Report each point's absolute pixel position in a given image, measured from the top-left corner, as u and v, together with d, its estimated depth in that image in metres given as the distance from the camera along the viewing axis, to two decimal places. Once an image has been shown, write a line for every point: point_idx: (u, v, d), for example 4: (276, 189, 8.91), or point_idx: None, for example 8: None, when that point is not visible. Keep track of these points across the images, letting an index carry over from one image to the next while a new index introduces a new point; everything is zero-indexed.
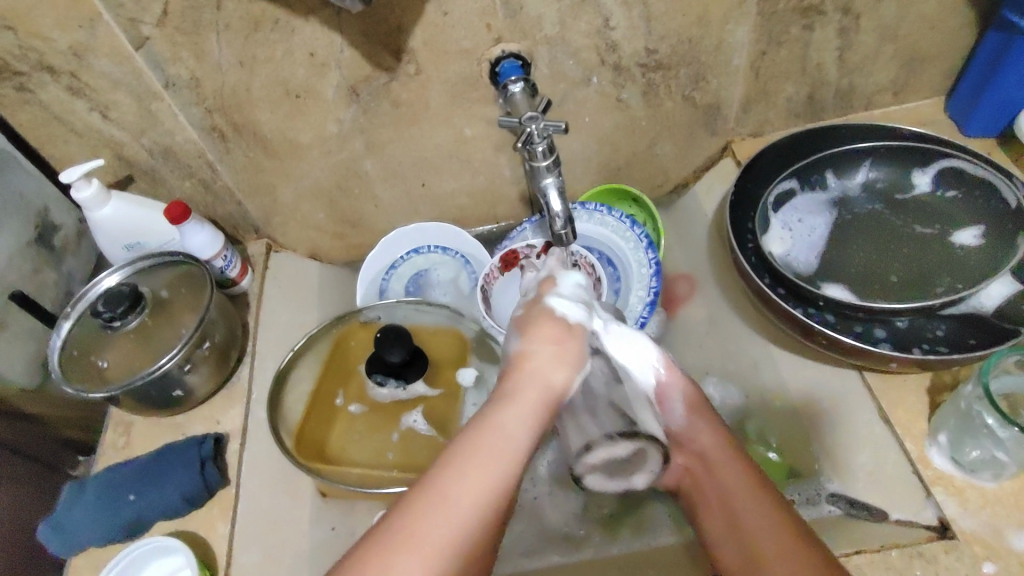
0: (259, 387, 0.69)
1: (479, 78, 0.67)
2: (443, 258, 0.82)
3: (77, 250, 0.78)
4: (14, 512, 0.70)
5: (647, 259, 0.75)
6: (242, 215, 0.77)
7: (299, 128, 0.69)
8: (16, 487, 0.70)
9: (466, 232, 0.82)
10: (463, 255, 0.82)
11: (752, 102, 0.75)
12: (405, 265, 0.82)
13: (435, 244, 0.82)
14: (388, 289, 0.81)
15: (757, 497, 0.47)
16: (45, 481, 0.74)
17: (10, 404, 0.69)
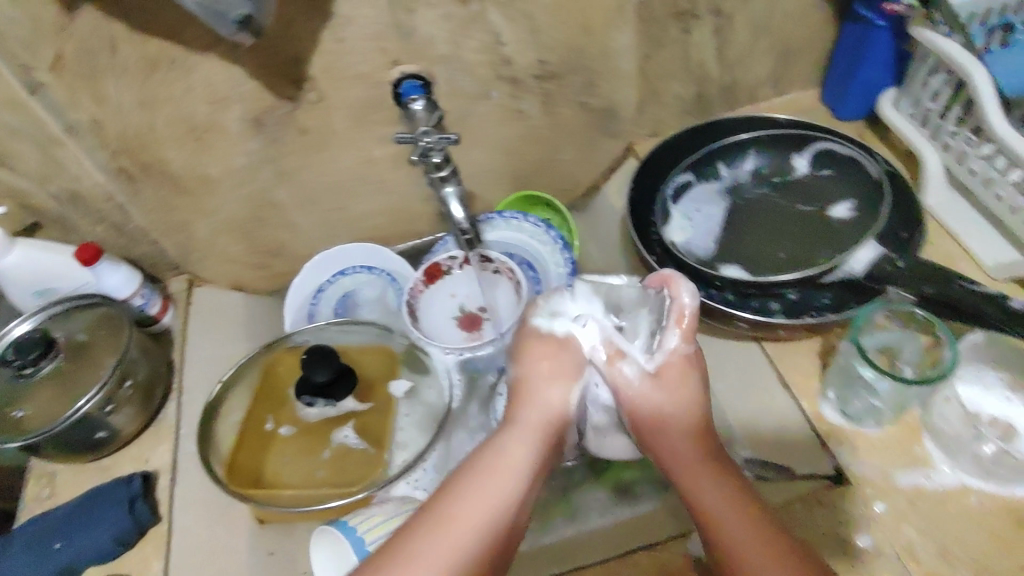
0: (188, 422, 0.69)
1: (381, 100, 0.70)
2: (369, 277, 0.84)
3: None
4: None
5: (563, 259, 0.79)
6: (160, 253, 0.77)
7: (208, 162, 0.70)
8: None
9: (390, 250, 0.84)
10: (389, 272, 0.84)
11: (644, 104, 0.80)
12: (333, 287, 0.83)
13: (359, 264, 0.84)
14: (318, 312, 0.83)
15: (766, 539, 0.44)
16: None
17: None
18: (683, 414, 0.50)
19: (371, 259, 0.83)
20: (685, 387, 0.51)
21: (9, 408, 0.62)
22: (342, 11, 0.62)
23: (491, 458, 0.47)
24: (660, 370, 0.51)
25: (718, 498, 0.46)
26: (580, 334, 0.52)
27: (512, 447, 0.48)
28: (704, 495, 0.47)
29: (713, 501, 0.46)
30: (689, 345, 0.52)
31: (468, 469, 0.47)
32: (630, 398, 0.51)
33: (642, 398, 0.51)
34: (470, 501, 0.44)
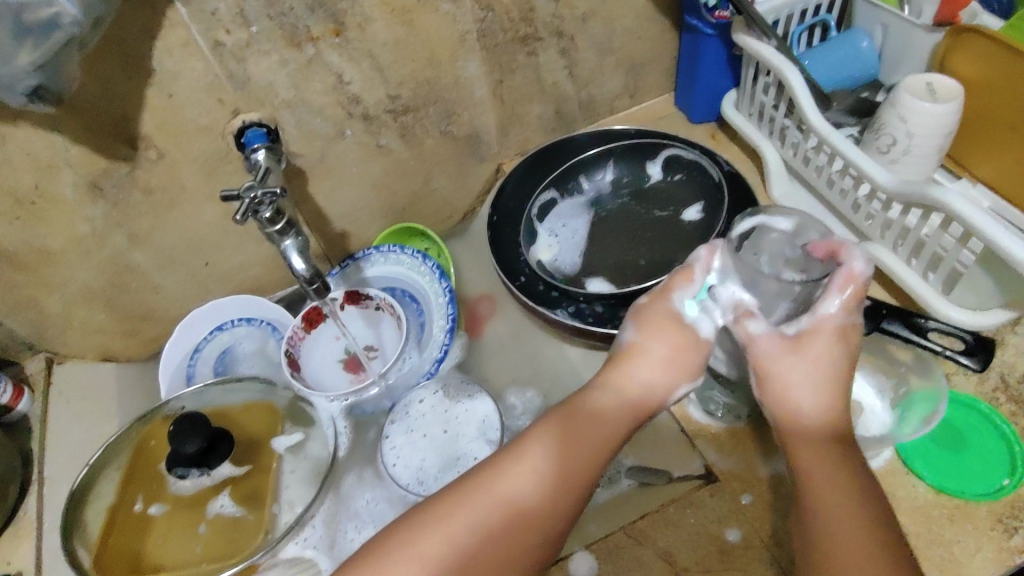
0: (52, 514, 0.64)
1: (228, 151, 0.68)
2: (248, 330, 0.81)
3: None
4: None
5: (442, 289, 0.78)
6: (8, 334, 0.72)
7: (46, 234, 0.66)
8: None
9: (266, 299, 0.82)
10: (268, 322, 0.81)
11: (506, 126, 0.81)
12: (210, 345, 0.80)
13: (237, 317, 0.81)
14: (196, 373, 0.79)
15: (846, 506, 0.45)
16: None
17: None
18: (819, 398, 0.51)
19: (248, 312, 0.81)
20: (835, 354, 0.51)
21: None
22: (166, 67, 0.60)
23: (575, 421, 0.53)
24: (804, 343, 0.52)
25: (825, 485, 0.46)
26: (707, 323, 0.56)
27: (605, 415, 0.53)
28: (818, 486, 0.46)
29: (821, 483, 0.46)
30: (853, 316, 0.52)
31: (541, 444, 0.51)
32: (768, 356, 0.53)
33: (808, 385, 0.51)
34: (523, 469, 0.50)
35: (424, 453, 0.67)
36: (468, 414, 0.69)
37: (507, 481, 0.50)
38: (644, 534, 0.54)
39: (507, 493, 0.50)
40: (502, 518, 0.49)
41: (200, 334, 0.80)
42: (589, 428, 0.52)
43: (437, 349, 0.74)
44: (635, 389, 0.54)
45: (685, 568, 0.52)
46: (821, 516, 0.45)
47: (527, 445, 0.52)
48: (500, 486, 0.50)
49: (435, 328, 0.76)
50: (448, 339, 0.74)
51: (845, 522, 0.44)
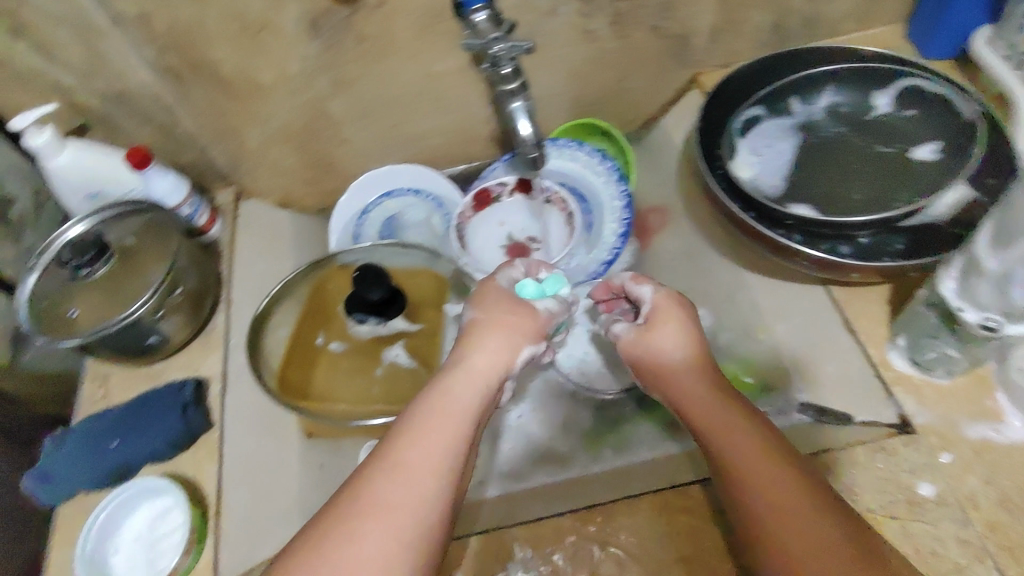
0: (238, 333, 0.69)
1: (445, 9, 0.66)
2: (415, 200, 0.82)
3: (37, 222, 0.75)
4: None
5: (618, 191, 0.76)
6: (208, 162, 0.75)
7: (261, 66, 0.66)
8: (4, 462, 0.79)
9: (437, 172, 0.81)
10: (435, 195, 0.81)
11: (719, 31, 0.75)
12: (378, 210, 0.82)
13: (407, 186, 0.82)
14: (362, 234, 0.81)
15: (812, 510, 0.40)
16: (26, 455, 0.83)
17: None
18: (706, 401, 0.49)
19: (416, 182, 0.81)
20: (682, 326, 0.55)
21: (62, 306, 0.61)
22: None
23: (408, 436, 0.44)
24: (650, 324, 0.56)
25: (751, 458, 0.44)
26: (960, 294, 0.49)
27: (460, 385, 0.48)
28: (785, 508, 0.41)
29: (750, 465, 0.44)
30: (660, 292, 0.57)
31: (432, 418, 0.45)
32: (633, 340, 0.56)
33: (679, 363, 0.53)
34: (417, 442, 0.44)
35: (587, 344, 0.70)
36: None
37: (382, 483, 0.42)
38: (610, 511, 0.52)
39: (404, 462, 0.43)
40: (404, 520, 0.40)
41: (368, 198, 0.82)
42: (436, 410, 0.46)
43: (607, 251, 0.74)
44: (458, 378, 0.49)
45: (870, 510, 0.50)
46: (760, 498, 0.42)
47: (412, 419, 0.46)
48: (425, 436, 0.44)
49: (606, 229, 0.75)
50: (619, 243, 0.73)
51: (789, 493, 0.42)
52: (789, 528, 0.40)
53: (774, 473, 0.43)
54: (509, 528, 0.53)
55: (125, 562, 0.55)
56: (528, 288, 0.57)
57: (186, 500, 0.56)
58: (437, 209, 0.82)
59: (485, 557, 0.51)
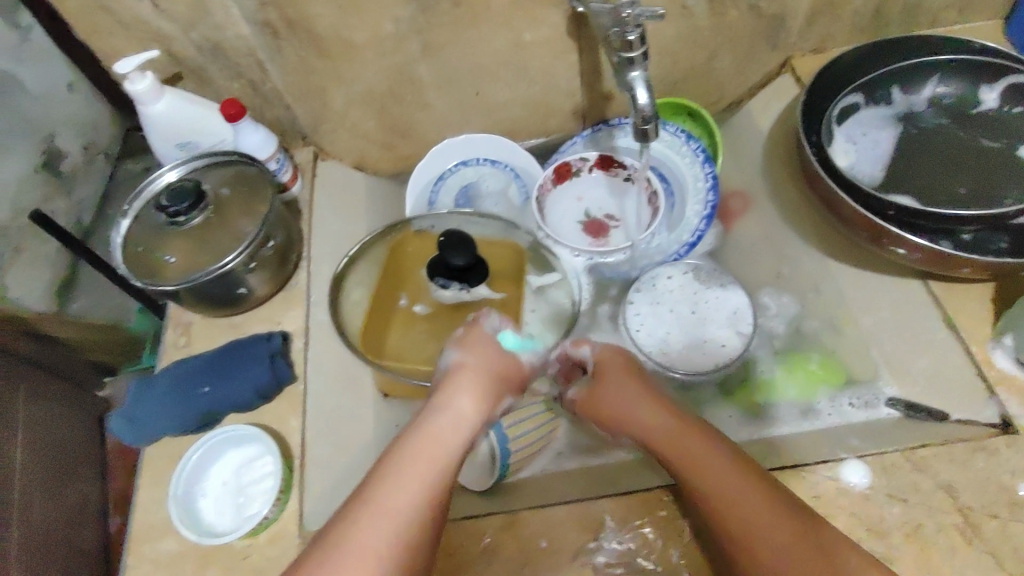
0: (318, 291, 0.69)
1: None
2: (492, 171, 0.82)
3: None
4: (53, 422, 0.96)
5: (703, 173, 0.74)
6: (291, 120, 0.75)
7: (354, 26, 0.66)
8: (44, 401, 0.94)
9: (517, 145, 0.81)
10: (513, 165, 0.81)
11: (819, 13, 0.73)
12: (455, 177, 0.82)
13: (484, 156, 0.81)
14: (438, 202, 0.81)
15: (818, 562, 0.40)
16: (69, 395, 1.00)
17: (41, 327, 0.89)
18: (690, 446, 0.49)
19: (495, 154, 0.81)
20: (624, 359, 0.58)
21: (156, 253, 0.61)
22: None
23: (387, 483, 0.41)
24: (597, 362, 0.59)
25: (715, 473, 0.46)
26: None
27: (444, 426, 0.45)
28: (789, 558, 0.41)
29: (721, 482, 0.45)
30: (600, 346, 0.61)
31: (409, 471, 0.41)
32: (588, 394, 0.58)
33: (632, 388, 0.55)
34: (393, 487, 0.40)
35: (674, 324, 0.69)
36: (719, 301, 0.69)
37: (373, 540, 0.38)
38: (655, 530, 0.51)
39: (386, 519, 0.39)
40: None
41: (445, 165, 0.82)
42: (412, 462, 0.42)
43: (690, 234, 0.73)
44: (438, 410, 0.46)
45: (969, 507, 0.50)
46: (731, 515, 0.44)
47: (398, 454, 0.42)
48: (406, 478, 0.41)
49: (688, 211, 0.74)
50: (703, 226, 0.73)
51: (744, 498, 0.44)
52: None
53: (771, 519, 0.43)
54: (595, 500, 0.53)
55: (215, 508, 0.56)
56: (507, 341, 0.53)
57: (279, 451, 0.56)
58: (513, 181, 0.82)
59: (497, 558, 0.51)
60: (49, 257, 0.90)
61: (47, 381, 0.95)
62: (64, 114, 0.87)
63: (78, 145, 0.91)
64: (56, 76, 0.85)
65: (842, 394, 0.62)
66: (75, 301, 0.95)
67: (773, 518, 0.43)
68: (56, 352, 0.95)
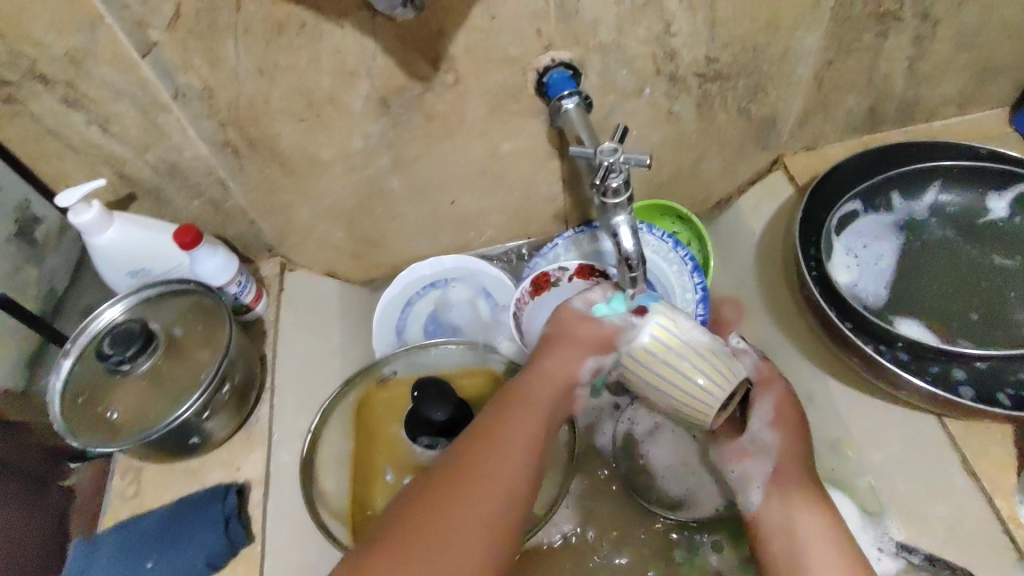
0: (281, 427, 0.63)
1: (523, 89, 0.60)
2: (462, 284, 0.77)
3: (59, 246, 0.69)
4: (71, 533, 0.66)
5: (692, 284, 0.70)
6: (255, 235, 0.70)
7: (321, 143, 0.62)
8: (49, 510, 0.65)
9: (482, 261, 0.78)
10: (484, 280, 0.77)
11: (810, 114, 0.70)
12: (423, 301, 0.77)
13: (453, 270, 0.77)
14: (405, 331, 0.76)
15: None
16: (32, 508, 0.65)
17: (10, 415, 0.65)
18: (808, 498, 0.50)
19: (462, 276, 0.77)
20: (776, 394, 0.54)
21: (100, 407, 0.56)
22: None
23: (500, 431, 0.49)
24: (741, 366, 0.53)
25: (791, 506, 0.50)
26: None
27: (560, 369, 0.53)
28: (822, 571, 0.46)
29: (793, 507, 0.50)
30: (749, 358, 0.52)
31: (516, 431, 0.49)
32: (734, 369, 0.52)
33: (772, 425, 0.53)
34: (503, 447, 0.47)
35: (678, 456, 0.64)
36: None
37: (507, 420, 0.49)
38: None
39: (500, 468, 0.46)
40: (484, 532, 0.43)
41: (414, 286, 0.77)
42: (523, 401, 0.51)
43: None
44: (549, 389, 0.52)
45: None
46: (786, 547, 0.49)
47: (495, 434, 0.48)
48: (518, 442, 0.48)
49: None
50: None
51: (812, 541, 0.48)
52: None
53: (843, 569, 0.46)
54: None
55: None
56: (604, 309, 0.54)
57: None
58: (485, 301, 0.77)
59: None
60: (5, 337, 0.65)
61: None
62: None
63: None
64: None
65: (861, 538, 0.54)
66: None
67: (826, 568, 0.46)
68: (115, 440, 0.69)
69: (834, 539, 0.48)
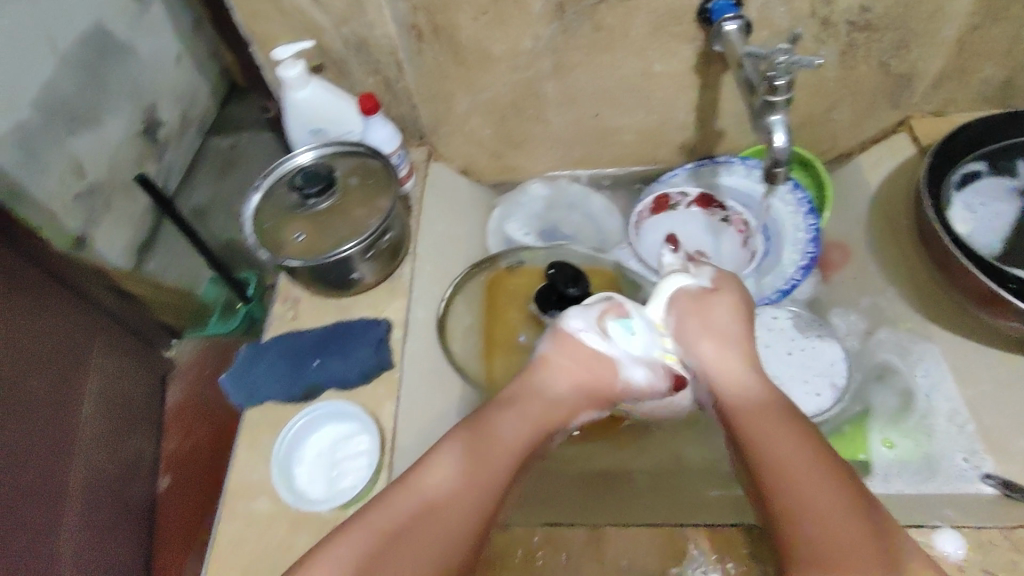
0: (421, 284, 0.71)
1: (686, 14, 0.66)
2: (555, 202, 0.86)
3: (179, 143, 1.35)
4: (123, 373, 1.16)
5: (806, 224, 0.74)
6: (414, 119, 0.78)
7: (496, 40, 0.69)
8: (125, 353, 1.17)
9: (571, 186, 0.87)
10: (572, 196, 0.87)
11: (947, 78, 0.73)
12: (525, 216, 0.86)
13: (545, 190, 0.87)
14: (512, 237, 0.84)
15: (839, 504, 0.43)
16: (137, 344, 1.21)
17: (115, 281, 1.12)
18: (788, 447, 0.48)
19: (575, 194, 0.87)
20: (736, 306, 0.60)
21: (283, 235, 0.65)
22: None
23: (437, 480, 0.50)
24: (705, 289, 0.60)
25: (798, 471, 0.46)
26: None
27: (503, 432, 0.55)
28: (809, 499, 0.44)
29: (802, 470, 0.46)
30: (728, 282, 0.62)
31: (446, 479, 0.51)
32: (712, 288, 0.60)
33: (726, 332, 0.58)
34: (441, 492, 0.50)
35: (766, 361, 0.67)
36: (816, 351, 0.67)
37: (427, 471, 0.51)
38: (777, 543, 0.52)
39: (429, 507, 0.49)
40: (428, 541, 0.47)
41: (516, 201, 0.86)
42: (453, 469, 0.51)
43: (785, 281, 0.72)
44: (497, 456, 0.54)
45: None
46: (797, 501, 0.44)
47: (431, 473, 0.51)
48: (459, 487, 0.50)
49: (785, 257, 0.74)
50: (799, 275, 0.72)
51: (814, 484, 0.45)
52: (824, 513, 0.43)
53: (829, 498, 0.44)
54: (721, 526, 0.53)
55: (307, 473, 0.59)
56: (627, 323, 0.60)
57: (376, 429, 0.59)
58: (591, 219, 0.86)
59: (550, 545, 0.54)
60: (133, 215, 1.21)
61: (119, 332, 1.16)
62: (163, 84, 1.28)
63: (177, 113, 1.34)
64: (168, 49, 1.29)
65: (948, 447, 0.60)
66: (151, 263, 1.24)
67: (851, 529, 0.42)
68: (133, 309, 1.19)
69: (820, 474, 0.46)
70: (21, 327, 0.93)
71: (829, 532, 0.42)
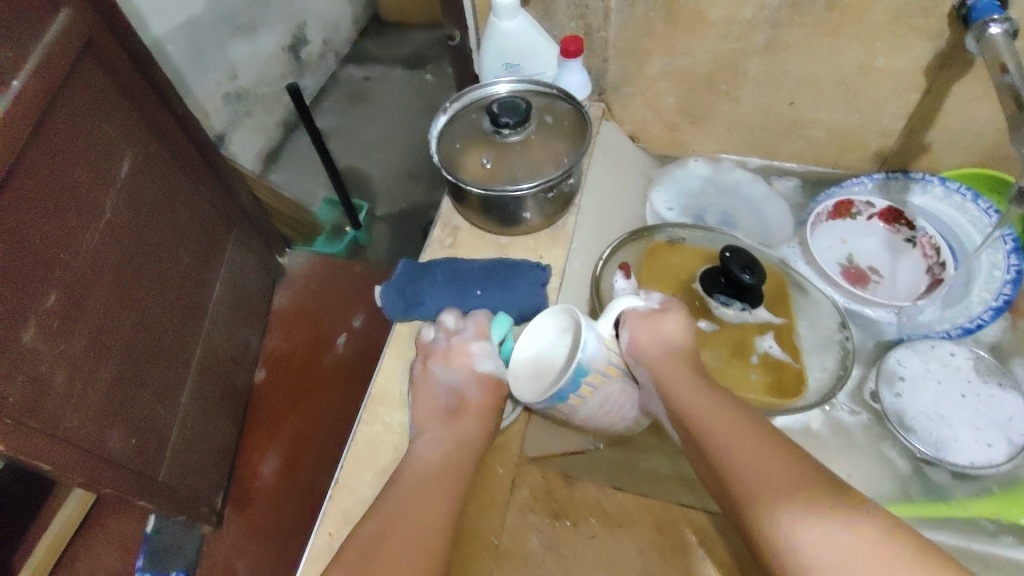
0: (581, 239, 0.70)
1: (938, 8, 0.60)
2: (715, 184, 0.81)
3: (314, 66, 1.68)
4: (245, 268, 1.19)
5: (1006, 263, 0.66)
6: (601, 73, 0.77)
7: (716, 3, 0.65)
8: (250, 246, 1.22)
9: (735, 173, 0.82)
10: (734, 182, 0.82)
11: None
12: (685, 195, 0.81)
13: (704, 169, 0.82)
14: (660, 212, 0.79)
15: (747, 436, 0.47)
16: (260, 241, 1.26)
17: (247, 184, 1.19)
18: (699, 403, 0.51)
19: (739, 179, 0.82)
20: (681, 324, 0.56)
21: (464, 160, 0.65)
22: None
23: (417, 482, 0.52)
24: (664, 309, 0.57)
25: (713, 424, 0.49)
26: None
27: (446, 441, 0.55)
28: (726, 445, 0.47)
29: (714, 420, 0.49)
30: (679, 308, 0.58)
31: (413, 481, 0.52)
32: (662, 311, 0.57)
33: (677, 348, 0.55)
34: (415, 500, 0.50)
35: (936, 397, 0.63)
36: (995, 399, 0.62)
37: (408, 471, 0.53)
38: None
39: (408, 516, 0.49)
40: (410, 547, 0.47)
41: (674, 176, 0.83)
42: (418, 469, 0.53)
43: (968, 320, 0.67)
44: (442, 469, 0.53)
45: None
46: (737, 461, 0.45)
47: (404, 478, 0.52)
48: (424, 497, 0.51)
49: (973, 294, 0.68)
50: (987, 316, 0.66)
51: (770, 462, 0.45)
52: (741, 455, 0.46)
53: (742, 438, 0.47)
54: None
55: None
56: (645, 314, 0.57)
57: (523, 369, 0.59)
58: (754, 208, 0.79)
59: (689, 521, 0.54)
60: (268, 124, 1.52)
61: (248, 229, 1.21)
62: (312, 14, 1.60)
63: (319, 39, 1.67)
64: None
65: None
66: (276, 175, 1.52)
67: (775, 467, 0.44)
68: (259, 209, 1.24)
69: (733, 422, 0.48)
70: (166, 204, 0.96)
71: (750, 470, 0.45)
